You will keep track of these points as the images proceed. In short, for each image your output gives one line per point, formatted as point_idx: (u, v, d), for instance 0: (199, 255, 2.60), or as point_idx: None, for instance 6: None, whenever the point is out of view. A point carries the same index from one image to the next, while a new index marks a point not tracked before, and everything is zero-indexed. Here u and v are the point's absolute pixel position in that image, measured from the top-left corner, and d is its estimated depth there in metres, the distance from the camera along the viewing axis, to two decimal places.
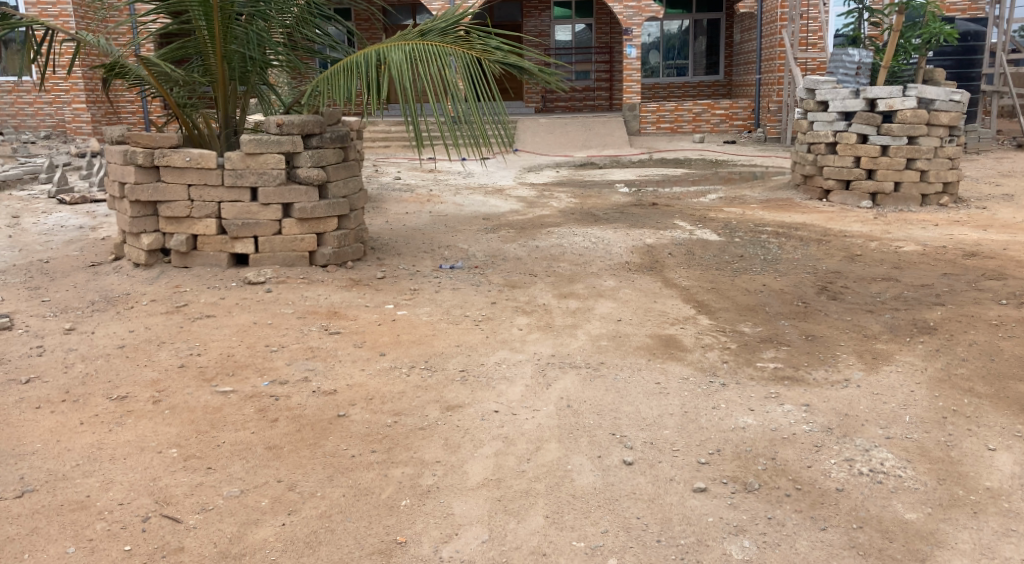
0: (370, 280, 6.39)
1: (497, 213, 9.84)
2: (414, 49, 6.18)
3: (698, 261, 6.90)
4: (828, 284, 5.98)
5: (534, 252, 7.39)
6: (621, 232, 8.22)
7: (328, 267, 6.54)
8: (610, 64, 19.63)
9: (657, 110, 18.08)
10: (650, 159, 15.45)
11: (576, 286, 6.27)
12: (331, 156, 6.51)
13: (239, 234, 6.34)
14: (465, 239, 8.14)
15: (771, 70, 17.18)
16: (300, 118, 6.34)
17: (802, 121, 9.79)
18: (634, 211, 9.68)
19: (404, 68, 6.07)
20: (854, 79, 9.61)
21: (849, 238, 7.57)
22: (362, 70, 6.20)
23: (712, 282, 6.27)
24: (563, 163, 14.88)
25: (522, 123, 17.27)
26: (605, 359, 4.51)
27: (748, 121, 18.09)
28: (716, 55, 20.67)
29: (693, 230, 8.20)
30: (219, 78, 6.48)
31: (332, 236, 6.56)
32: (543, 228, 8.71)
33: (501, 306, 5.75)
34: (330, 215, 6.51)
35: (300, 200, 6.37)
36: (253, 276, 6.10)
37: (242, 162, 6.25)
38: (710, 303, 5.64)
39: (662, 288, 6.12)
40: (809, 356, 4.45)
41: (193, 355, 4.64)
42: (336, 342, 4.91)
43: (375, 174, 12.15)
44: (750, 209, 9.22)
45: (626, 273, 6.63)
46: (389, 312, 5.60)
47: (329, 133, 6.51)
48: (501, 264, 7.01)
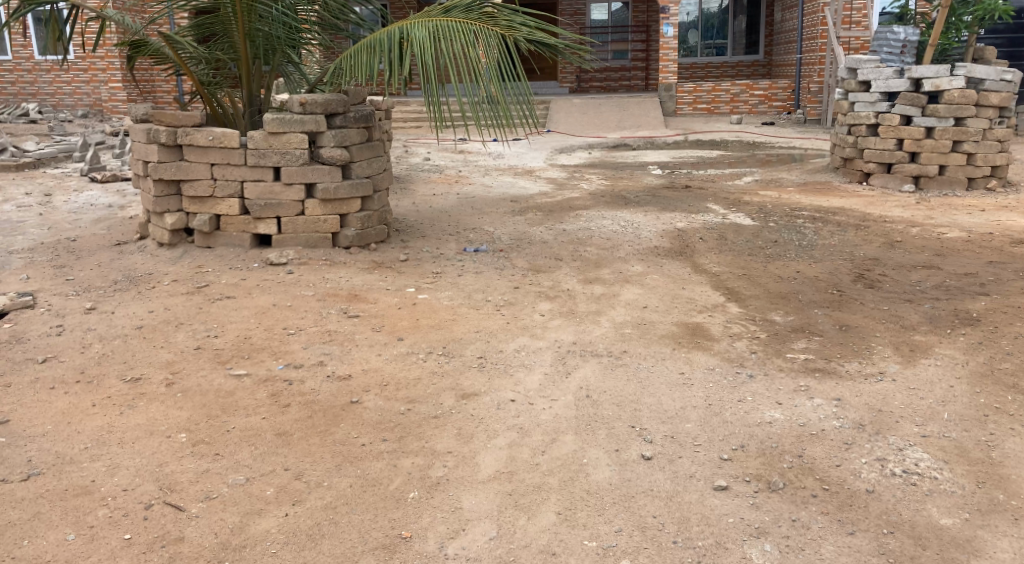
0: (393, 263, 6.31)
1: (526, 195, 9.71)
2: (438, 26, 6.09)
3: (730, 246, 6.71)
4: (865, 272, 5.77)
5: (562, 236, 7.25)
6: (651, 215, 8.04)
7: (352, 249, 6.50)
8: (647, 44, 19.33)
9: (694, 90, 17.68)
10: (686, 141, 15.17)
11: (603, 270, 6.13)
12: (355, 136, 6.43)
13: (262, 214, 6.30)
14: (493, 222, 8.02)
15: (812, 49, 16.74)
16: (324, 97, 6.25)
17: (843, 102, 9.47)
18: (667, 194, 9.46)
19: (426, 45, 5.99)
20: (899, 58, 9.25)
21: (889, 223, 7.31)
22: (384, 47, 6.14)
23: (743, 268, 6.08)
24: (596, 145, 14.67)
25: (556, 104, 17.11)
26: (628, 348, 4.37)
27: (788, 102, 17.67)
28: (755, 34, 20.24)
29: (726, 214, 7.99)
30: (243, 56, 6.43)
31: (355, 218, 6.50)
32: (571, 211, 8.55)
33: (524, 291, 5.63)
34: (353, 196, 6.45)
35: (323, 179, 6.30)
36: (275, 257, 6.05)
37: (265, 141, 6.19)
38: (740, 290, 5.46)
39: (692, 274, 5.95)
40: (842, 347, 4.28)
41: (210, 337, 4.57)
42: (354, 325, 4.82)
43: (405, 155, 12.03)
44: (786, 193, 8.97)
45: (655, 258, 6.46)
46: (410, 296, 5.51)
47: (353, 112, 6.42)
48: (527, 247, 6.88)
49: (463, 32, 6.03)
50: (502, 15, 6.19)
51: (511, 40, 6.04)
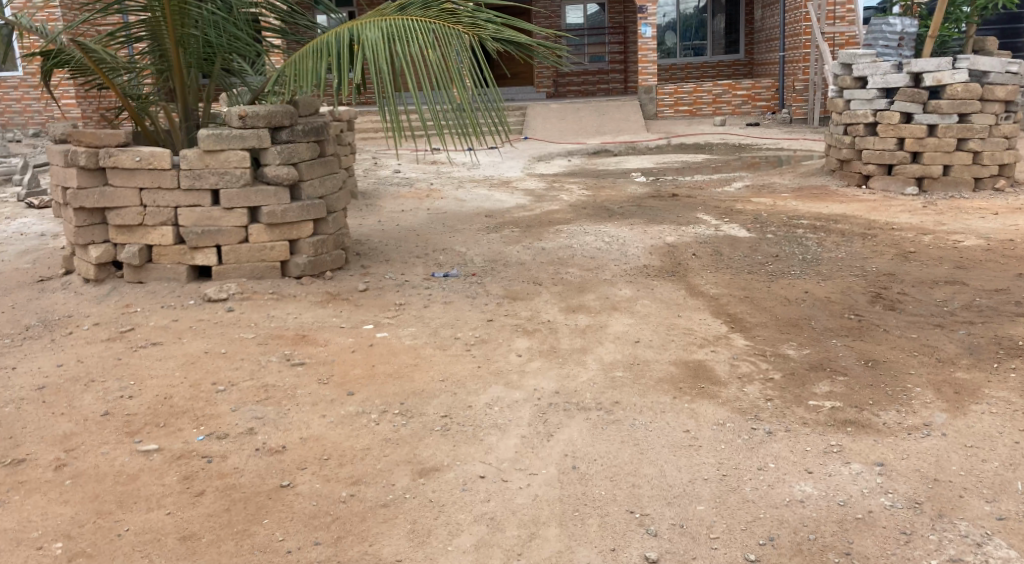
0: (350, 294, 5.61)
1: (502, 209, 9.02)
2: (392, 25, 5.44)
3: (727, 264, 6.04)
4: (882, 290, 5.12)
5: (540, 256, 6.56)
6: (637, 229, 7.37)
7: (303, 278, 5.81)
8: (624, 45, 18.73)
9: (675, 92, 17.09)
10: (668, 144, 14.55)
11: (588, 296, 5.44)
12: (304, 151, 5.80)
13: (199, 243, 5.59)
14: (464, 241, 7.31)
15: (796, 46, 16.17)
16: (266, 109, 5.62)
17: (837, 101, 8.86)
18: (655, 204, 8.79)
19: (379, 47, 5.32)
20: (897, 51, 8.64)
21: (898, 231, 6.68)
22: (333, 51, 5.47)
23: (744, 289, 5.41)
24: (575, 152, 14.03)
25: (532, 109, 16.47)
26: (621, 398, 3.67)
27: (772, 102, 17.14)
28: (735, 33, 19.69)
29: (718, 226, 7.34)
30: (176, 65, 5.76)
31: (307, 244, 5.83)
32: (551, 226, 7.86)
33: (498, 324, 4.93)
34: (304, 219, 5.78)
35: (268, 203, 5.65)
36: (214, 293, 5.35)
37: (201, 161, 5.52)
38: (743, 317, 4.79)
39: (687, 298, 5.27)
40: (873, 388, 3.60)
41: (122, 399, 3.83)
42: (297, 378, 4.10)
43: (375, 168, 11.26)
44: (780, 200, 8.34)
45: (644, 279, 5.78)
46: (367, 335, 4.79)
47: (302, 125, 5.80)
48: (502, 271, 6.19)
49: (421, 31, 5.40)
50: (463, 11, 5.56)
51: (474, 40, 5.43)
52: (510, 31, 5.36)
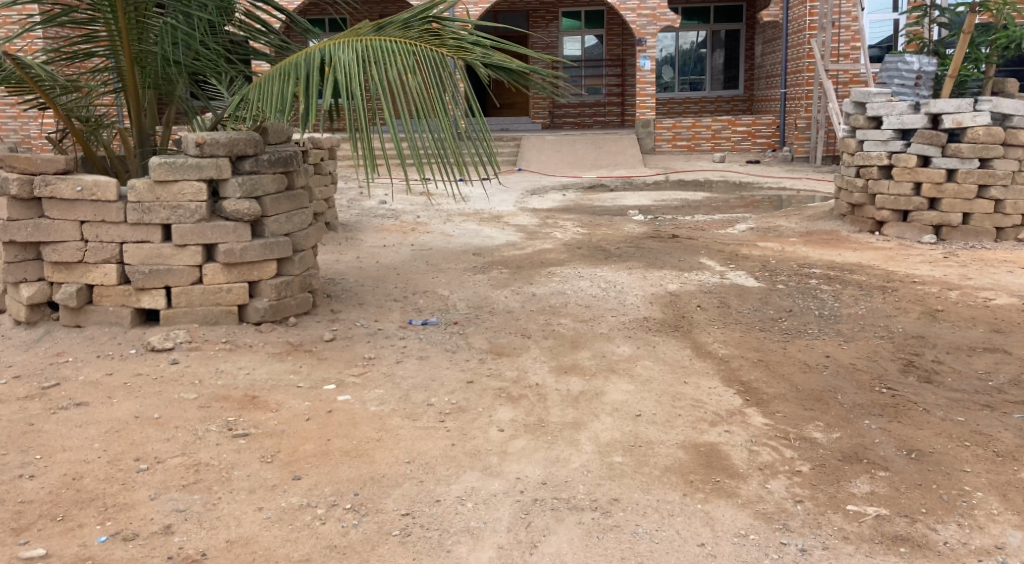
0: (314, 344, 4.99)
1: (490, 246, 8.43)
2: (368, 47, 4.92)
3: (737, 318, 5.45)
4: (914, 356, 4.52)
5: (530, 302, 5.95)
6: (635, 273, 6.79)
7: (263, 324, 5.21)
8: (622, 78, 18.29)
9: (673, 127, 16.64)
10: (666, 181, 14.02)
11: (581, 354, 4.83)
12: (270, 184, 5.24)
13: (146, 284, 4.99)
14: (448, 282, 6.70)
15: (798, 84, 15.73)
16: (228, 136, 5.07)
17: (849, 141, 8.35)
18: (654, 246, 8.23)
19: (353, 72, 4.81)
20: (913, 90, 8.13)
21: (921, 285, 6.13)
22: (301, 75, 4.94)
23: (757, 350, 4.82)
24: (571, 186, 13.50)
25: (527, 140, 15.98)
26: (620, 494, 3.07)
27: (773, 138, 16.73)
28: (735, 67, 19.29)
29: (723, 274, 6.77)
30: (130, 84, 5.20)
31: (268, 286, 5.23)
32: (542, 267, 7.27)
33: (479, 387, 4.32)
34: (266, 259, 5.20)
35: (226, 240, 5.07)
36: (159, 341, 4.73)
37: (151, 193, 4.93)
38: (759, 387, 4.19)
39: (693, 360, 4.67)
40: (923, 491, 3.03)
41: (21, 481, 3.20)
42: (237, 454, 3.48)
43: (359, 197, 10.66)
44: (789, 245, 7.79)
45: (645, 335, 5.18)
46: (327, 397, 4.17)
47: (268, 155, 5.24)
48: (486, 319, 5.59)
49: (400, 54, 4.89)
50: (448, 33, 5.07)
51: (459, 64, 4.94)
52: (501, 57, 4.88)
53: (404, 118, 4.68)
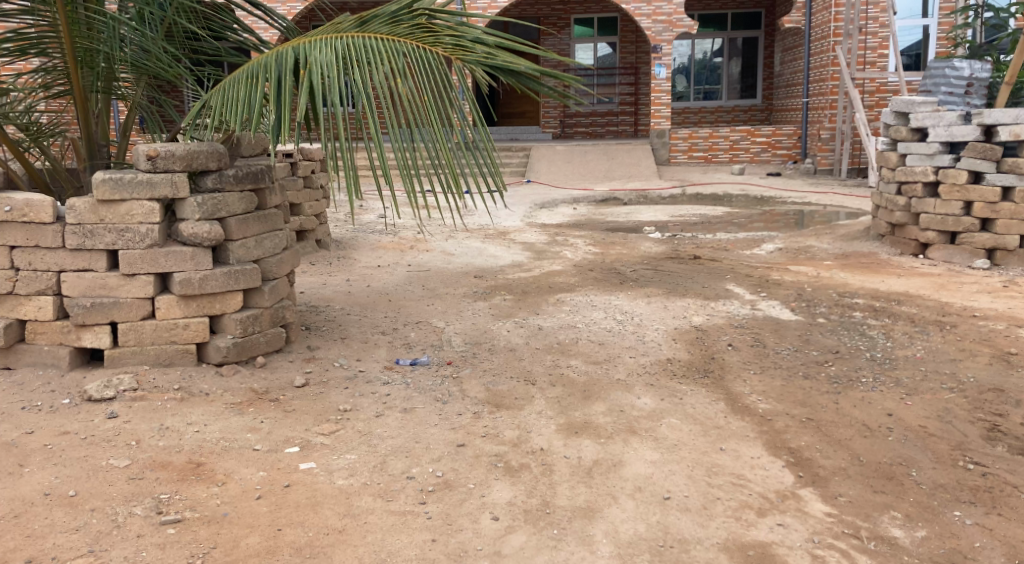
0: (281, 392, 4.28)
1: (494, 267, 7.72)
2: (350, 44, 4.23)
3: (774, 362, 4.71)
4: (996, 419, 3.77)
5: (536, 337, 5.22)
6: (655, 303, 6.04)
7: (225, 366, 4.50)
8: (636, 87, 17.57)
9: (689, 137, 15.97)
10: (683, 194, 13.25)
11: (594, 408, 4.09)
12: (235, 204, 4.56)
13: (87, 320, 4.30)
14: (444, 312, 5.97)
15: (822, 93, 14.98)
16: (185, 148, 4.39)
17: (889, 155, 7.60)
18: (675, 269, 7.49)
19: (333, 74, 4.12)
20: (963, 100, 7.43)
21: (983, 321, 5.38)
22: (271, 76, 4.25)
23: (803, 404, 4.07)
24: (582, 199, 12.77)
25: (536, 150, 15.31)
26: None
27: (794, 150, 15.95)
28: (752, 77, 18.57)
29: (754, 305, 6.04)
30: (75, 86, 4.59)
31: (232, 321, 4.54)
32: (550, 293, 6.53)
33: (472, 452, 3.59)
34: (229, 290, 4.51)
35: (182, 268, 4.38)
36: (97, 390, 4.01)
37: (93, 214, 4.27)
38: (812, 459, 3.46)
39: (727, 417, 3.94)
40: None
41: None
42: (161, 552, 2.78)
43: (356, 209, 9.95)
44: (825, 270, 7.04)
45: (669, 382, 4.43)
46: (287, 467, 3.45)
47: (233, 170, 4.56)
48: (486, 359, 4.86)
49: (387, 52, 4.20)
50: (443, 27, 4.36)
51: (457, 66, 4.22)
52: (504, 58, 4.19)
53: (391, 130, 4.01)
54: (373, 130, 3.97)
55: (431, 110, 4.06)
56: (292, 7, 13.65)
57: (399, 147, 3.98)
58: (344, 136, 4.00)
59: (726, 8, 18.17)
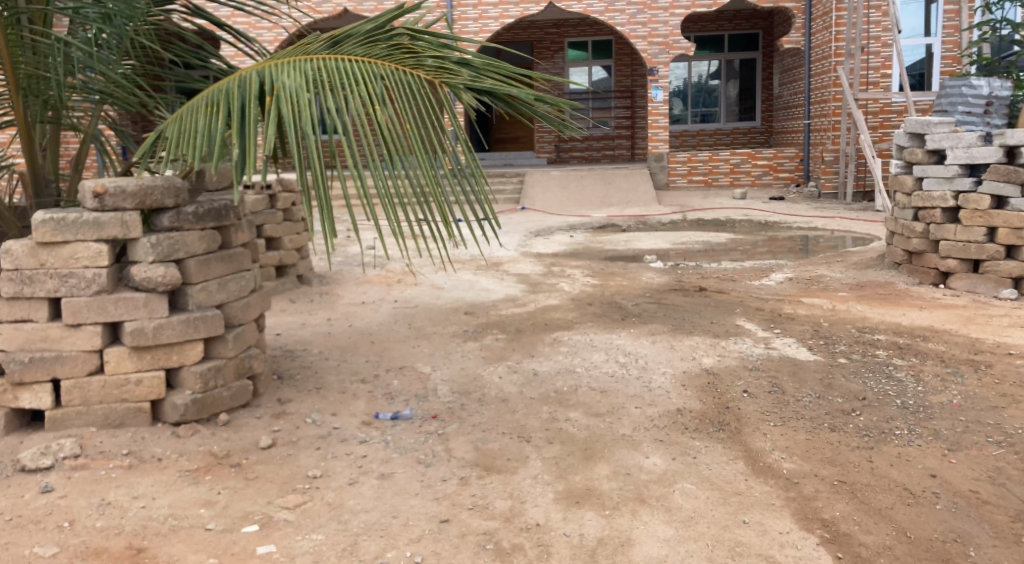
0: (243, 455, 3.81)
1: (487, 302, 7.25)
2: (321, 67, 3.76)
3: (795, 412, 4.25)
4: None
5: (532, 384, 4.75)
6: (661, 342, 5.59)
7: (183, 425, 4.03)
8: (632, 110, 17.22)
9: (688, 161, 15.60)
10: (684, 220, 12.82)
11: (597, 471, 3.62)
12: (194, 244, 4.13)
13: (26, 377, 3.86)
14: (431, 355, 5.51)
15: (823, 114, 14.62)
16: (137, 183, 3.97)
17: (905, 179, 7.19)
18: (680, 302, 7.05)
19: (304, 100, 3.64)
20: (982, 119, 7.03)
21: (1020, 360, 4.91)
22: (233, 105, 3.75)
23: (833, 463, 3.60)
24: (579, 226, 12.35)
25: (532, 176, 14.94)
26: None
27: (796, 173, 15.58)
28: (751, 99, 18.24)
29: (767, 343, 5.58)
30: (17, 116, 4.18)
31: (191, 374, 4.08)
32: (547, 331, 6.06)
33: (458, 530, 3.11)
34: (187, 340, 4.06)
35: (134, 316, 3.94)
36: (33, 458, 3.55)
37: (33, 259, 3.84)
38: (851, 535, 2.99)
39: (747, 480, 3.47)
40: None
41: None
42: None
43: (343, 241, 9.51)
44: (841, 302, 6.60)
45: (680, 438, 3.95)
46: (241, 552, 2.98)
47: (192, 207, 4.14)
48: (476, 411, 4.39)
49: (364, 75, 3.74)
50: (424, 48, 3.93)
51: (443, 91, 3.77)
52: (493, 81, 3.82)
53: (372, 161, 3.54)
54: (352, 162, 3.49)
55: (416, 138, 3.61)
56: (281, 35, 13.35)
57: (382, 180, 3.51)
58: (318, 170, 3.52)
59: (722, 30, 17.88)
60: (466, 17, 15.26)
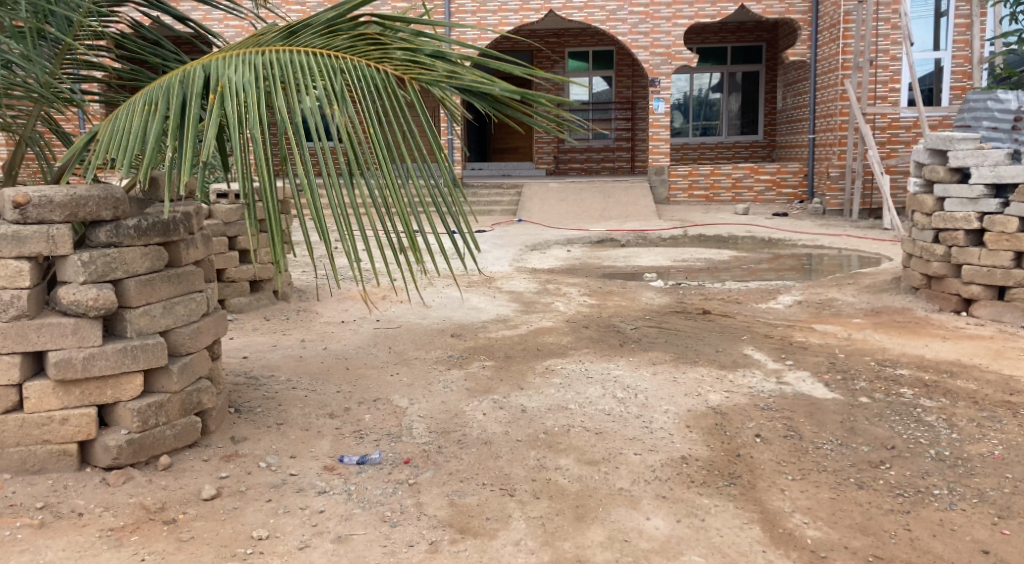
0: (179, 510, 3.30)
1: (475, 323, 6.73)
2: (273, 61, 3.30)
3: (816, 462, 3.75)
4: None
5: (519, 422, 4.23)
6: (663, 374, 5.07)
7: (115, 471, 3.53)
8: (633, 121, 16.76)
9: (689, 174, 15.15)
10: (685, 235, 12.34)
11: (589, 537, 3.12)
12: (135, 261, 3.62)
13: None
14: (409, 385, 4.98)
15: (830, 128, 14.17)
16: (68, 192, 3.47)
17: (925, 198, 6.70)
18: (682, 326, 6.55)
19: (250, 99, 3.19)
20: (1008, 135, 6.55)
21: None
22: (173, 102, 3.31)
23: (863, 535, 3.10)
24: (576, 240, 11.86)
25: (529, 188, 14.51)
26: None
27: (800, 188, 15.09)
28: (753, 112, 17.78)
29: (780, 376, 5.07)
30: None
31: (127, 411, 3.57)
32: (538, 358, 5.54)
33: None
34: (123, 373, 3.55)
35: (60, 346, 3.45)
36: None
37: None
38: None
39: (763, 555, 2.97)
40: None
41: None
42: None
43: (327, 253, 9.02)
44: (856, 331, 6.11)
45: (686, 495, 3.45)
46: None
47: (134, 219, 3.63)
48: (454, 454, 3.88)
49: (321, 71, 3.28)
50: (394, 39, 3.42)
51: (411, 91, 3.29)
52: (471, 76, 3.31)
53: (323, 171, 3.09)
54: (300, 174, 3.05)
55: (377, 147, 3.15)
56: None
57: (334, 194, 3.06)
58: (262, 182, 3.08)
59: (725, 41, 17.45)
60: (465, 22, 14.80)
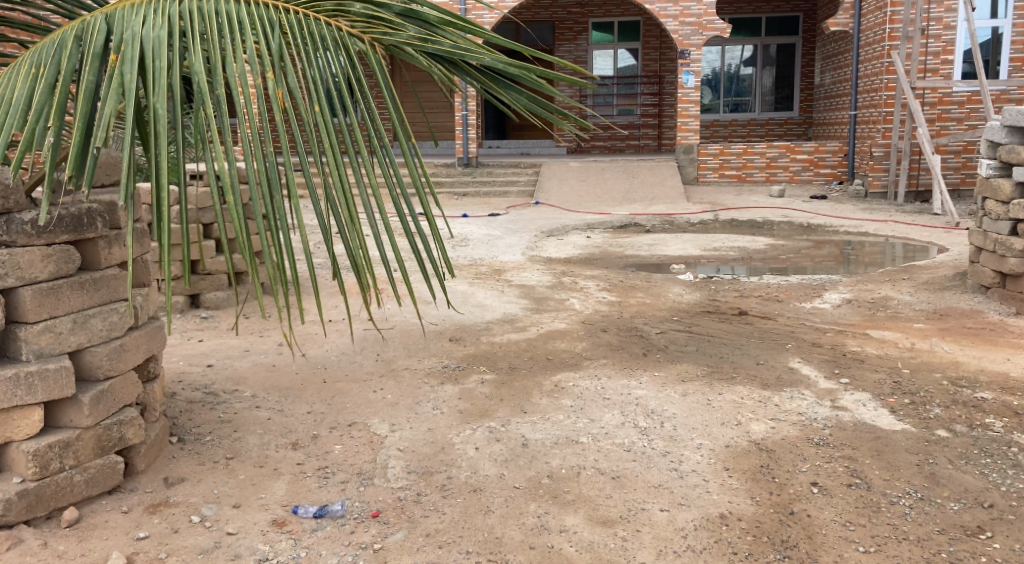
0: None
1: (480, 323, 5.96)
2: (194, 11, 2.39)
3: (893, 526, 2.95)
4: None
5: (518, 460, 3.47)
6: (693, 396, 4.28)
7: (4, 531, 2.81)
8: (660, 97, 15.83)
9: (720, 153, 14.26)
10: (716, 220, 11.46)
11: None
12: (31, 265, 2.87)
13: None
14: (393, 405, 4.21)
15: (873, 104, 13.17)
16: None
17: (1002, 185, 5.84)
18: (715, 330, 5.73)
19: (159, 63, 2.29)
20: None
21: None
22: (64, 66, 2.43)
23: None
24: (598, 225, 11.04)
25: (549, 168, 13.71)
26: None
27: (839, 169, 14.17)
28: (788, 87, 16.76)
29: (834, 399, 4.26)
30: None
31: (21, 454, 2.85)
32: (547, 371, 4.77)
33: None
34: (14, 407, 2.82)
35: None
36: None
37: None
38: None
39: None
40: None
41: None
42: None
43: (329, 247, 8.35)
44: (919, 339, 5.27)
45: None
46: None
47: (30, 212, 2.87)
48: (436, 505, 3.13)
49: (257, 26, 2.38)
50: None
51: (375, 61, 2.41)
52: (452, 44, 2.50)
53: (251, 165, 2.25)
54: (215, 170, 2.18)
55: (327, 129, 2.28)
56: None
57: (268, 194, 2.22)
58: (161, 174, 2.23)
59: (760, 12, 16.43)
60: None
